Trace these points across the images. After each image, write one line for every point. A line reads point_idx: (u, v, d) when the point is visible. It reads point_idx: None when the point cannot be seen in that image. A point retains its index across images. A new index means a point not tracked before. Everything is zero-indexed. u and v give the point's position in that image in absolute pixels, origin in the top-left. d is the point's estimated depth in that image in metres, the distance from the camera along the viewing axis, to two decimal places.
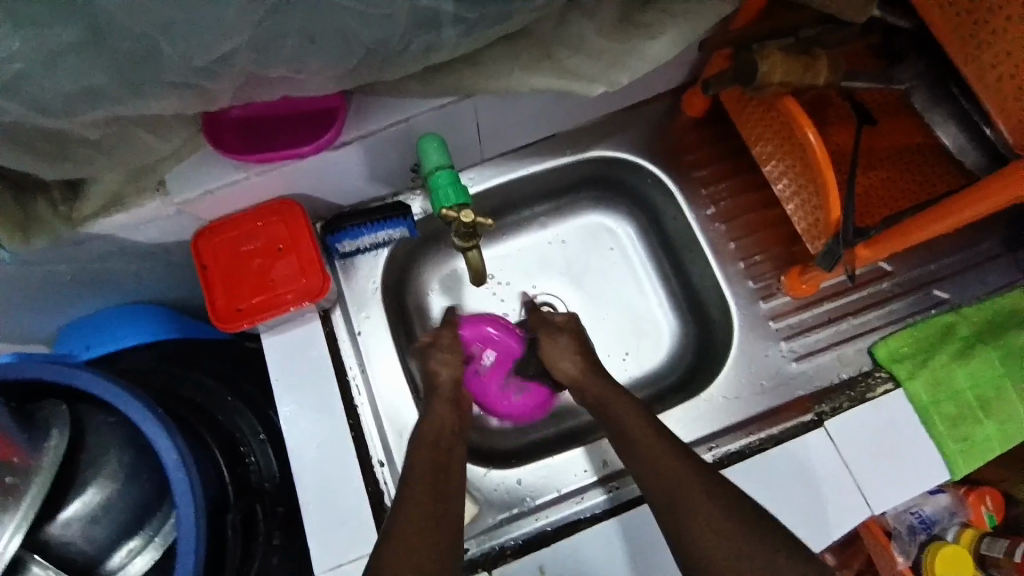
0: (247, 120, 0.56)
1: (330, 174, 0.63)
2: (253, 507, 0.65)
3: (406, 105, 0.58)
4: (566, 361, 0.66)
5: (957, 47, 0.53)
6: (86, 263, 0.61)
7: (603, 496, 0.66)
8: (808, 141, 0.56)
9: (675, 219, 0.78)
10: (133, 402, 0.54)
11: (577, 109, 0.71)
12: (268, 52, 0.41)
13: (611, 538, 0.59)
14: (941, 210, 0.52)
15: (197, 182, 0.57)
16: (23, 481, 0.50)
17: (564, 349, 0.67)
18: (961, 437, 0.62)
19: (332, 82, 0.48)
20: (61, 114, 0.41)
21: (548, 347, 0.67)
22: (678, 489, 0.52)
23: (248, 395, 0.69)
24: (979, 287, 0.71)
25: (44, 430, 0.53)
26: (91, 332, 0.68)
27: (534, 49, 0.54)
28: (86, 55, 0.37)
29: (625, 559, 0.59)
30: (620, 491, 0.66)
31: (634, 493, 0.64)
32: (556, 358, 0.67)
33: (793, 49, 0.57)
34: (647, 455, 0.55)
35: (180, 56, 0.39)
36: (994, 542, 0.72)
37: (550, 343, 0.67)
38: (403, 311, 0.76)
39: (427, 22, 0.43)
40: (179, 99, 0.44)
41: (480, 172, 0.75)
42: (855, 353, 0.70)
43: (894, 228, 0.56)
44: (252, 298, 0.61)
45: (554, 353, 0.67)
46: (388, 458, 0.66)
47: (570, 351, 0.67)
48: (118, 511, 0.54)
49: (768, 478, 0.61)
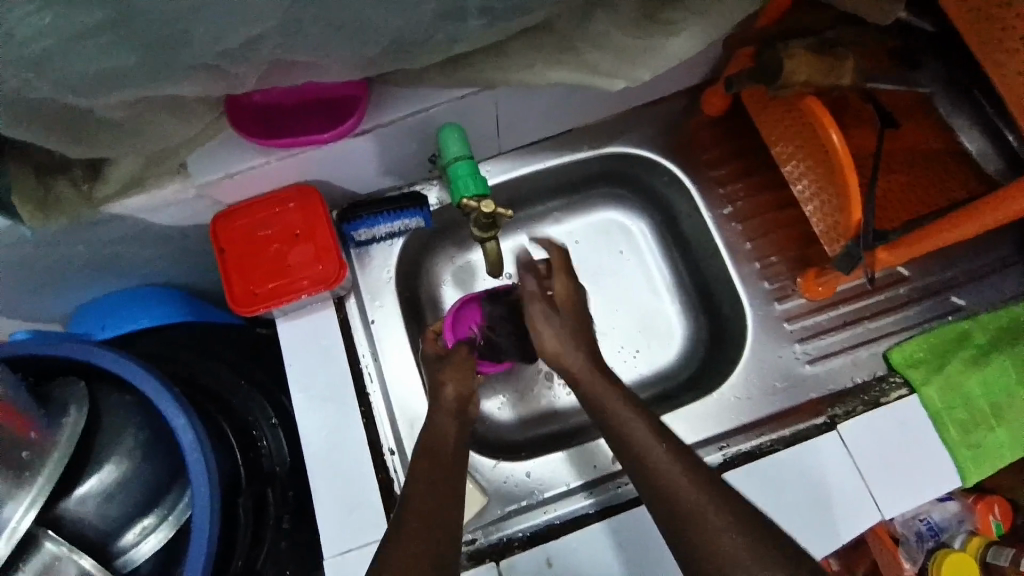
0: (266, 105, 0.56)
1: (348, 161, 0.63)
2: (264, 492, 0.65)
3: (426, 95, 0.58)
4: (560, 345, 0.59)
5: (982, 48, 0.52)
6: (105, 244, 0.62)
7: (599, 497, 0.66)
8: (830, 140, 0.55)
9: (690, 218, 0.77)
10: (147, 382, 0.54)
11: (594, 105, 0.71)
12: (295, 38, 0.42)
13: (615, 535, 0.59)
14: (967, 214, 0.52)
15: (216, 167, 0.57)
16: (39, 458, 0.51)
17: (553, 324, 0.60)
18: (972, 445, 0.62)
19: (355, 70, 0.48)
20: (89, 93, 0.41)
21: (537, 322, 0.61)
22: (678, 496, 0.49)
23: (261, 379, 0.69)
24: (995, 294, 0.71)
25: (60, 408, 0.54)
26: (106, 313, 0.69)
27: (557, 42, 0.54)
28: (117, 35, 0.38)
29: (643, 555, 0.59)
30: (621, 491, 0.66)
31: (631, 494, 0.64)
32: (543, 335, 0.60)
33: (818, 49, 0.56)
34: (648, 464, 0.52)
35: (210, 38, 0.39)
36: (1000, 550, 0.72)
37: (544, 319, 0.60)
38: (416, 302, 0.76)
39: (452, 13, 0.43)
40: (205, 81, 0.44)
41: (496, 165, 0.75)
42: (868, 357, 0.69)
43: (917, 232, 0.56)
44: (267, 284, 0.61)
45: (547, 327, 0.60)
46: (398, 446, 0.66)
47: (561, 325, 0.60)
48: (132, 489, 0.55)
49: (777, 480, 0.61)
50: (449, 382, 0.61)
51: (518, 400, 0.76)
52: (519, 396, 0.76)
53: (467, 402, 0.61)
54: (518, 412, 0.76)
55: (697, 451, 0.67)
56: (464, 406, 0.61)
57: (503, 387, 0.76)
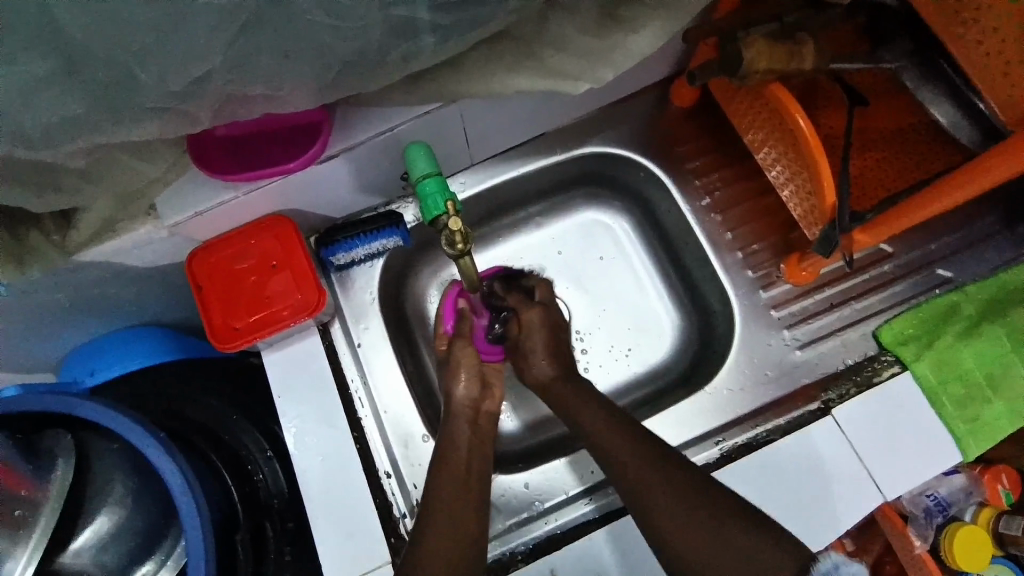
0: (231, 140, 0.56)
1: (320, 186, 0.63)
2: (262, 526, 0.65)
3: (391, 114, 0.58)
4: (539, 364, 0.65)
5: (940, 23, 0.51)
6: (84, 289, 0.62)
7: (594, 505, 0.66)
8: (797, 125, 0.55)
9: (670, 211, 0.77)
10: (131, 428, 0.54)
11: (564, 107, 0.70)
12: (245, 72, 0.41)
13: (607, 548, 0.59)
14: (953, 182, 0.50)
15: (185, 207, 0.57)
16: (30, 512, 0.51)
17: (538, 343, 0.65)
18: (970, 418, 0.61)
19: (313, 97, 0.48)
20: (41, 145, 0.41)
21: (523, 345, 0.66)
22: (662, 515, 0.52)
23: (253, 413, 0.69)
24: (980, 264, 0.70)
25: (48, 457, 0.54)
26: (92, 358, 0.68)
27: (515, 50, 0.53)
28: (63, 86, 0.37)
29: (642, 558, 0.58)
30: (609, 500, 0.66)
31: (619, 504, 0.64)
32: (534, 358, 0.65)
33: (777, 34, 0.56)
34: (615, 467, 0.56)
35: (156, 81, 0.39)
36: (1012, 520, 0.71)
37: (520, 353, 0.66)
38: (402, 319, 0.76)
39: (404, 32, 0.43)
40: (162, 123, 0.44)
41: (471, 176, 0.74)
42: (859, 338, 0.69)
43: (895, 209, 0.55)
44: (248, 317, 0.61)
45: (520, 360, 0.67)
46: (394, 468, 0.67)
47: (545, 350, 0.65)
48: (128, 536, 0.55)
49: (751, 484, 0.60)
50: (460, 377, 0.62)
51: (521, 406, 0.76)
52: (521, 402, 0.76)
53: (479, 402, 0.63)
54: (521, 418, 0.75)
55: (692, 449, 0.67)
56: (477, 407, 0.62)
57: (509, 394, 0.76)
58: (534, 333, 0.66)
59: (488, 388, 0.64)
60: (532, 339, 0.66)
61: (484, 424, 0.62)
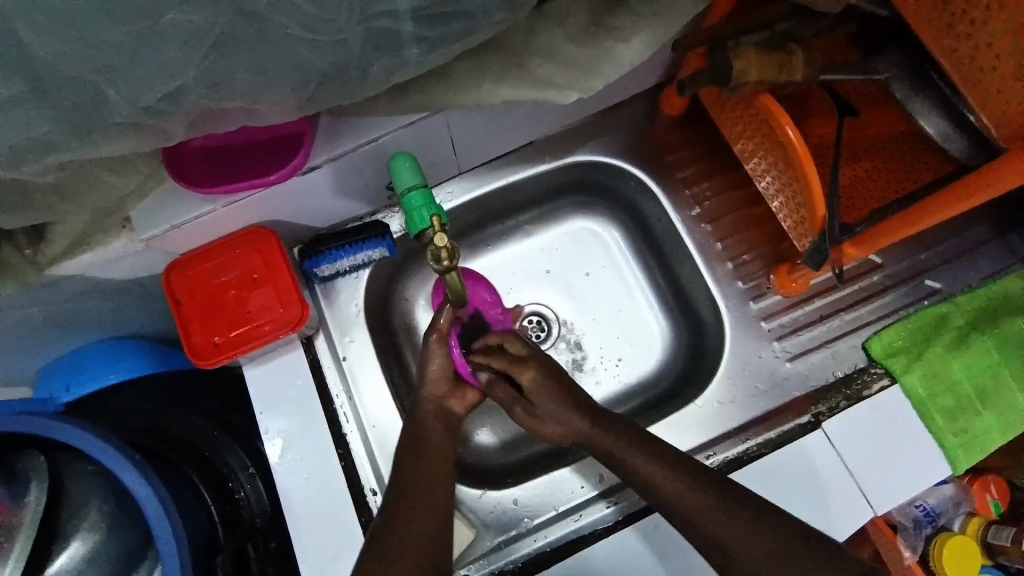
0: (210, 150, 0.54)
1: (303, 197, 0.61)
2: (245, 548, 0.63)
3: (374, 125, 0.57)
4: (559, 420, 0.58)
5: (932, 37, 0.51)
6: (57, 303, 0.59)
7: (597, 516, 0.65)
8: (787, 138, 0.54)
9: (660, 220, 0.76)
10: (104, 449, 0.52)
11: (552, 115, 0.69)
12: (219, 87, 0.40)
13: (612, 553, 0.58)
14: (965, 187, 0.48)
15: (162, 219, 0.55)
16: (5, 539, 0.50)
17: (539, 391, 0.59)
18: (960, 430, 0.61)
19: (292, 110, 0.46)
20: (8, 163, 0.39)
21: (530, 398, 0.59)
22: None
23: (235, 429, 0.67)
24: (971, 274, 0.70)
25: (23, 482, 0.52)
26: (69, 372, 0.65)
27: (501, 61, 0.52)
28: (28, 105, 0.36)
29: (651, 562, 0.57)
30: (608, 512, 0.65)
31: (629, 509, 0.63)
32: (548, 411, 0.59)
33: (767, 45, 0.55)
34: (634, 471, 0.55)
35: (126, 98, 0.37)
36: (1000, 530, 0.71)
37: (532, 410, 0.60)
38: (387, 330, 0.74)
39: (386, 44, 0.42)
40: (132, 140, 0.42)
41: (459, 186, 0.73)
42: (849, 349, 0.69)
43: (905, 215, 0.52)
44: (229, 332, 0.59)
45: (538, 421, 0.60)
46: (380, 485, 0.64)
47: (565, 408, 0.59)
48: (102, 562, 0.53)
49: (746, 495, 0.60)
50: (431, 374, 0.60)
51: (499, 422, 0.74)
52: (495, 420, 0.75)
53: (446, 399, 0.61)
54: (495, 434, 0.74)
55: None
56: (443, 403, 0.61)
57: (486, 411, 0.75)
58: (529, 383, 0.59)
59: (457, 388, 0.61)
60: (541, 398, 0.59)
61: (455, 427, 0.61)
